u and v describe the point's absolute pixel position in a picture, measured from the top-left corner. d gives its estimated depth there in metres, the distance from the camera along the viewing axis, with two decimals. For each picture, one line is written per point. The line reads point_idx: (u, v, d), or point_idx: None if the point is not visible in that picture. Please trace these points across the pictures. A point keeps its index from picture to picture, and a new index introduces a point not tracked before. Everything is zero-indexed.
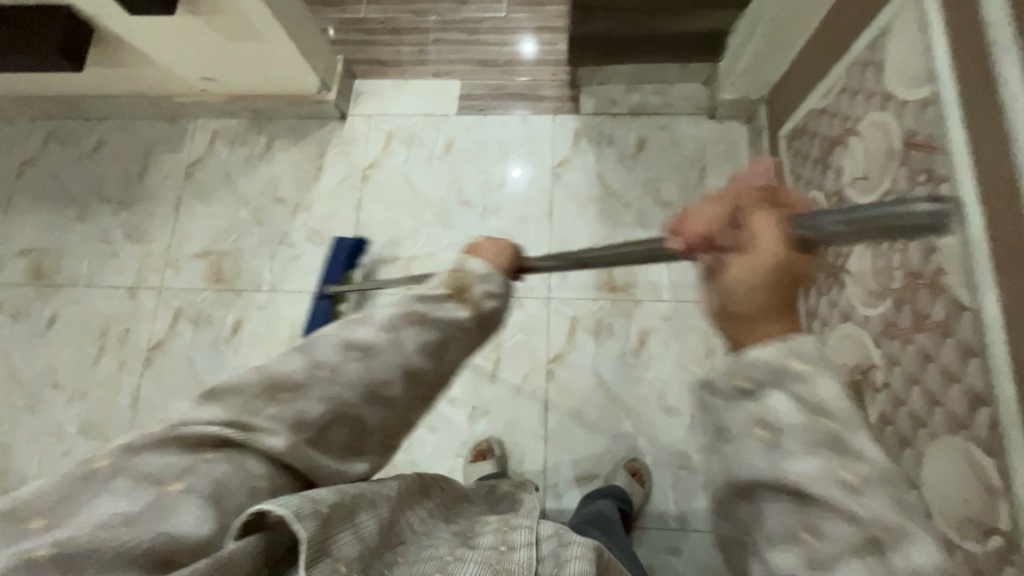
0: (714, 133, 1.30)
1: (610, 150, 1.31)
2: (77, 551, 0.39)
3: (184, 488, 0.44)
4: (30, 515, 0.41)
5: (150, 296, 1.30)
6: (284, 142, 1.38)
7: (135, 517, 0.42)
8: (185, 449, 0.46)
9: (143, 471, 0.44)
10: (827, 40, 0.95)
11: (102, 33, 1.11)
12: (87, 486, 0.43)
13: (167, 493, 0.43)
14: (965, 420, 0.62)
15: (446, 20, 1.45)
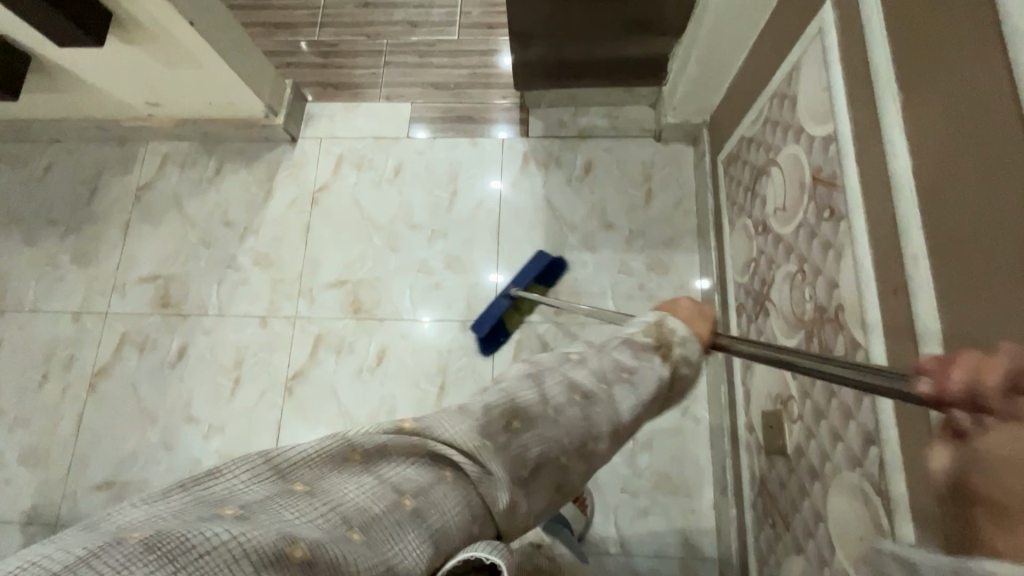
0: (661, 155, 1.31)
1: (558, 172, 1.32)
2: (331, 557, 0.35)
3: (418, 505, 0.41)
4: (263, 509, 0.37)
5: (95, 320, 1.29)
6: (234, 164, 1.38)
7: (367, 527, 0.39)
8: (424, 465, 0.44)
9: (375, 484, 0.42)
10: (754, 70, 0.97)
11: (41, 60, 1.11)
12: (320, 491, 0.40)
13: (404, 507, 0.41)
14: (861, 458, 0.62)
15: (398, 43, 1.46)
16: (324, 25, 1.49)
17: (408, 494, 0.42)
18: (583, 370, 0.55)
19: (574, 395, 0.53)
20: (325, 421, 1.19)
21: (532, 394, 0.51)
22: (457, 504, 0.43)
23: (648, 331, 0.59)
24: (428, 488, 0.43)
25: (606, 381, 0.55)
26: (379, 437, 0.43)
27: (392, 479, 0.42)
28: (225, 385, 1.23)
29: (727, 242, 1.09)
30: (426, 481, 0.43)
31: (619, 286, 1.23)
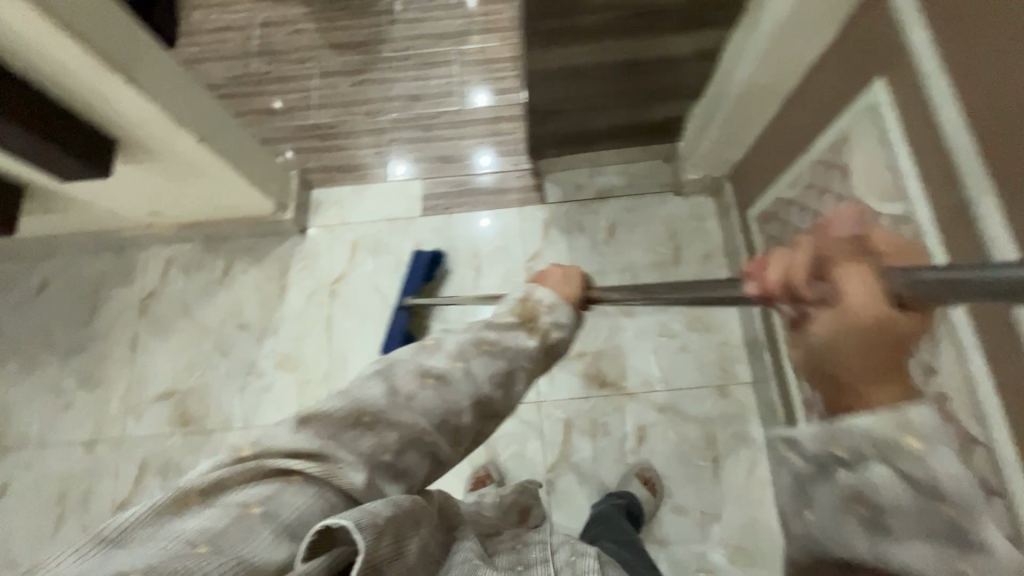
0: (683, 209, 1.29)
1: (581, 238, 1.29)
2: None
3: (262, 510, 0.42)
4: (201, 542, 0.39)
5: (111, 449, 1.20)
6: (243, 263, 1.32)
7: (218, 534, 0.40)
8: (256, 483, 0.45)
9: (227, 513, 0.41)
10: (784, 132, 0.95)
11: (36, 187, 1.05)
12: (238, 525, 0.41)
13: (247, 513, 0.42)
14: None
15: (399, 119, 1.43)
16: (321, 107, 1.45)
17: (261, 503, 0.43)
18: (436, 355, 0.57)
19: (428, 380, 0.55)
20: None
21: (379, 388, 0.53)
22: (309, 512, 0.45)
23: (516, 308, 0.63)
24: (277, 495, 0.44)
25: (462, 359, 0.58)
26: (238, 482, 0.44)
27: (237, 500, 0.43)
28: None
29: None
30: (274, 490, 0.45)
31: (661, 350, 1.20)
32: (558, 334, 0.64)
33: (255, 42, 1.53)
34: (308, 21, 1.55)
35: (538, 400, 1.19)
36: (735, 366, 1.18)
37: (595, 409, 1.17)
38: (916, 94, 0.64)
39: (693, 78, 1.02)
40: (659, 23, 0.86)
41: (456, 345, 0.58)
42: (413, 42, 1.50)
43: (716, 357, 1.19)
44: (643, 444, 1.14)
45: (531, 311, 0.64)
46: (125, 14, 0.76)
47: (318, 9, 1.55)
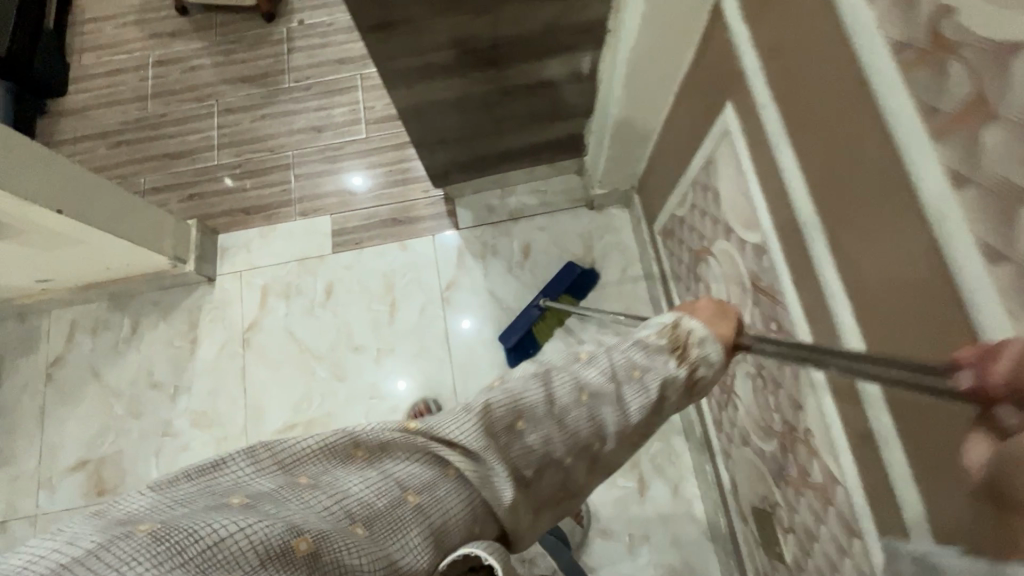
0: (597, 224, 1.27)
1: (497, 262, 1.26)
2: (322, 539, 0.36)
3: (419, 501, 0.42)
4: (230, 495, 0.37)
5: (24, 527, 1.15)
6: (151, 319, 1.27)
7: (261, 498, 0.37)
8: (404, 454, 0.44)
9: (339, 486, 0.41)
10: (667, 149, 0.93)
11: None
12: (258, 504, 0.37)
13: (245, 499, 0.37)
14: None
15: (304, 152, 1.38)
16: (223, 148, 1.40)
17: (418, 491, 0.43)
18: (594, 368, 0.52)
19: (513, 421, 0.48)
20: None
21: (540, 393, 0.50)
22: (459, 503, 0.44)
23: (667, 333, 0.55)
24: (434, 485, 0.44)
25: (616, 380, 0.52)
26: (387, 434, 0.44)
27: (395, 476, 0.43)
28: None
29: None
30: (432, 477, 0.44)
31: None
32: (705, 372, 0.54)
33: (151, 83, 1.47)
34: (204, 56, 1.48)
35: None
36: None
37: None
38: (757, 122, 0.61)
39: (575, 98, 0.98)
40: (517, 51, 0.83)
41: (611, 359, 0.53)
42: (315, 70, 1.45)
43: None
44: None
45: (682, 341, 0.54)
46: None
47: (214, 42, 1.49)
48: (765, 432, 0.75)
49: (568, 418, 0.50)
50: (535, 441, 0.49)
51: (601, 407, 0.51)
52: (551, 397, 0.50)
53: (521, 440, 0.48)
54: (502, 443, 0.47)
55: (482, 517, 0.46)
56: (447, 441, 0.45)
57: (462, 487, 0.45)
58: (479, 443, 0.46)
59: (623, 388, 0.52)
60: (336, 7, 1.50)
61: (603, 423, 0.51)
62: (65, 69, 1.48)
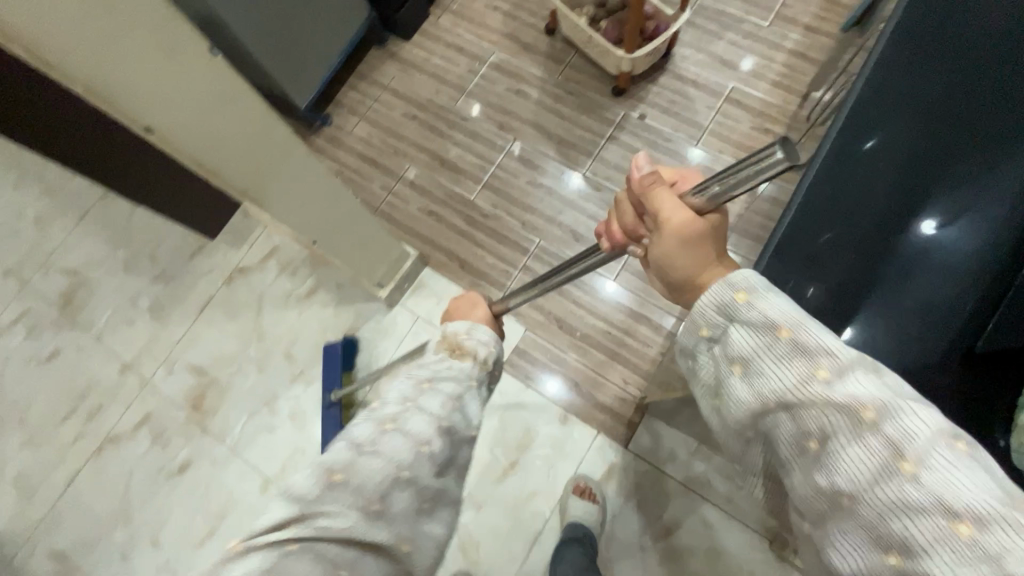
0: (765, 569, 1.01)
1: (634, 513, 1.07)
2: None
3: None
4: None
5: (136, 383, 1.27)
6: (325, 297, 1.27)
7: None
8: (304, 547, 0.46)
9: None
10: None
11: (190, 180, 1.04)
12: None
13: None
14: None
15: (548, 248, 1.26)
16: (487, 187, 1.32)
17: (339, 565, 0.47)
18: (420, 370, 0.63)
19: (387, 427, 0.55)
20: None
21: (389, 404, 0.57)
22: (379, 541, 0.49)
23: (445, 339, 0.67)
24: (345, 559, 0.47)
25: (430, 379, 0.60)
26: (261, 546, 0.46)
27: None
28: (200, 529, 1.15)
29: None
30: (336, 554, 0.47)
31: None
32: (489, 352, 0.66)
33: (475, 80, 1.41)
34: (536, 87, 1.38)
35: None
36: None
37: None
38: None
39: None
40: None
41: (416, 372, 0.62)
42: (618, 174, 1.29)
43: None
44: None
45: (456, 343, 0.66)
46: (289, 130, 0.65)
47: (553, 80, 1.38)
48: None
49: (420, 400, 0.58)
50: (417, 428, 0.55)
51: (439, 387, 0.59)
52: (404, 399, 0.58)
53: (384, 458, 0.52)
54: (385, 442, 0.53)
55: (410, 538, 0.52)
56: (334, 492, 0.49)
57: (387, 496, 0.51)
58: (354, 452, 0.52)
59: (431, 386, 0.60)
60: (684, 125, 1.30)
61: (448, 409, 0.58)
62: (421, 18, 1.46)
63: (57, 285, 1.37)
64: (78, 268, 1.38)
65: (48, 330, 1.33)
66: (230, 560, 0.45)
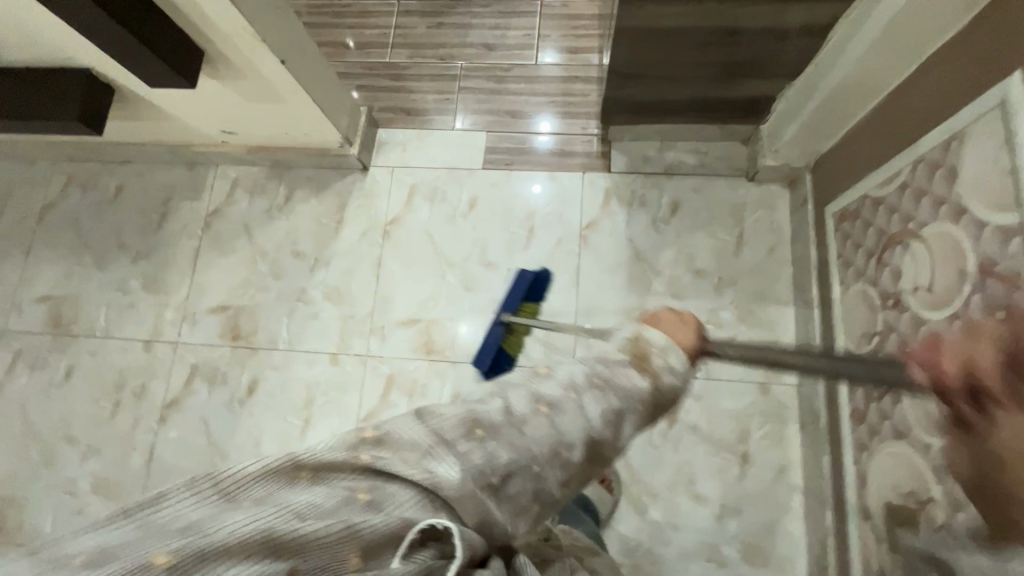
0: (754, 198, 1.23)
1: (641, 213, 1.25)
2: None
3: (372, 498, 0.45)
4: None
5: (166, 349, 1.28)
6: (304, 193, 1.34)
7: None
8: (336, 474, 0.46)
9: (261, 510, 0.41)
10: (888, 124, 0.89)
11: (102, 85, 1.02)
12: None
13: None
14: None
15: (472, 66, 1.40)
16: (396, 46, 1.43)
17: (368, 490, 0.46)
18: (550, 382, 0.57)
19: (570, 389, 0.56)
20: None
21: (496, 405, 0.54)
22: (413, 500, 0.47)
23: (629, 345, 0.61)
24: (377, 489, 0.46)
25: (575, 390, 0.56)
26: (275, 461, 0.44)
27: (338, 490, 0.45)
28: (295, 424, 1.20)
29: (835, 305, 1.01)
30: (371, 483, 0.46)
31: None
32: (671, 380, 0.60)
33: None
34: None
35: None
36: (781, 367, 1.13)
37: None
38: None
39: (793, 53, 0.94)
40: None
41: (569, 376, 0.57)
42: None
43: None
44: (673, 428, 1.12)
45: (644, 351, 0.61)
46: None
47: None
48: (938, 425, 0.73)
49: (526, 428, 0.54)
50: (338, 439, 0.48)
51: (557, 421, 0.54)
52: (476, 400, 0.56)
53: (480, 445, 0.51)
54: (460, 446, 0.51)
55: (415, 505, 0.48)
56: (400, 451, 0.49)
57: (422, 494, 0.48)
58: (432, 438, 0.50)
59: (580, 400, 0.56)
60: None
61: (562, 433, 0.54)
62: None
63: (38, 313, 1.34)
64: (51, 289, 1.35)
65: (51, 354, 1.30)
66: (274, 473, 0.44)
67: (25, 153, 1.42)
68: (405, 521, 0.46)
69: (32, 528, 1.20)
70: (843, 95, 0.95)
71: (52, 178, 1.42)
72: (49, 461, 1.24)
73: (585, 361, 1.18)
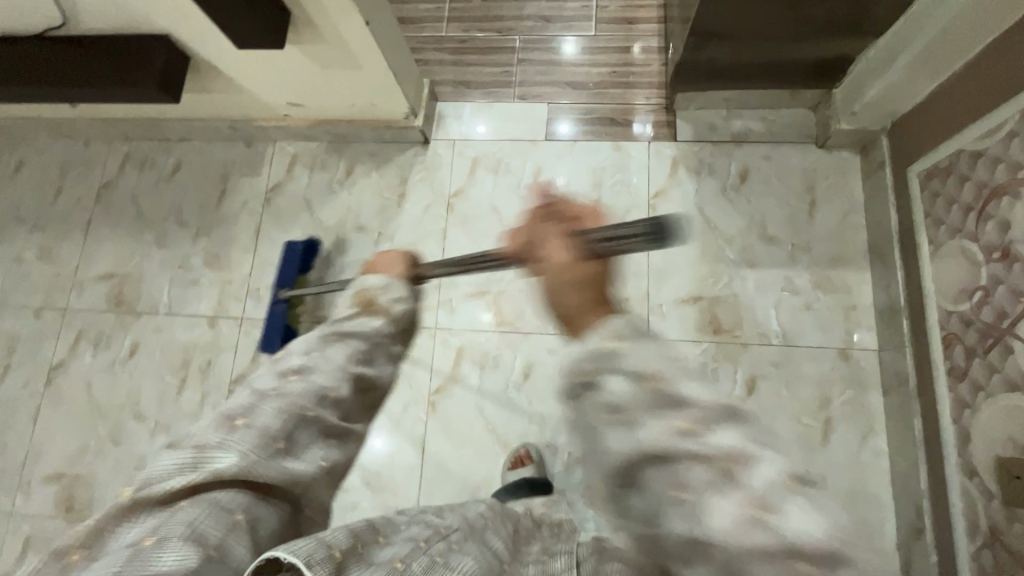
0: (825, 164, 1.21)
1: (710, 181, 1.23)
2: None
3: (157, 539, 0.47)
4: None
5: (231, 326, 1.27)
6: (365, 167, 1.33)
7: None
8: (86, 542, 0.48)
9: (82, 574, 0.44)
10: (985, 74, 0.87)
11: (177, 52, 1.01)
12: None
13: None
14: None
15: (530, 38, 1.39)
16: (453, 20, 1.42)
17: (153, 535, 0.47)
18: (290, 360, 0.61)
19: (289, 376, 0.59)
20: (470, 441, 1.15)
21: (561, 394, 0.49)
22: (204, 515, 0.49)
23: (355, 298, 0.69)
24: (139, 550, 0.46)
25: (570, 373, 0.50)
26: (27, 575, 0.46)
27: (58, 560, 0.47)
28: None
29: (924, 265, 1.00)
30: (160, 519, 0.49)
31: (782, 304, 1.15)
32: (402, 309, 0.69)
33: None
34: None
35: (647, 335, 1.16)
36: (860, 331, 1.12)
37: (706, 353, 1.14)
38: None
39: (884, 9, 0.93)
40: None
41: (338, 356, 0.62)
42: None
43: (841, 319, 1.13)
44: (752, 395, 1.11)
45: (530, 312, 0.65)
46: None
47: None
48: None
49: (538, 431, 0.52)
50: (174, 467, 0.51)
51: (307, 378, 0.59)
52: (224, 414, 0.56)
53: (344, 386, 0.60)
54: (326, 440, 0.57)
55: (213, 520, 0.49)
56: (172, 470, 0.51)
57: (211, 491, 0.51)
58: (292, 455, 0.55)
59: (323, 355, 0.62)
60: None
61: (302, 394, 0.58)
62: None
63: (100, 292, 1.33)
64: (113, 267, 1.34)
65: (114, 332, 1.30)
66: (63, 554, 0.47)
67: (81, 133, 1.41)
68: (198, 546, 0.47)
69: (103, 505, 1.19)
70: (934, 48, 0.92)
71: (109, 157, 1.42)
72: (117, 438, 1.23)
73: (659, 329, 1.16)
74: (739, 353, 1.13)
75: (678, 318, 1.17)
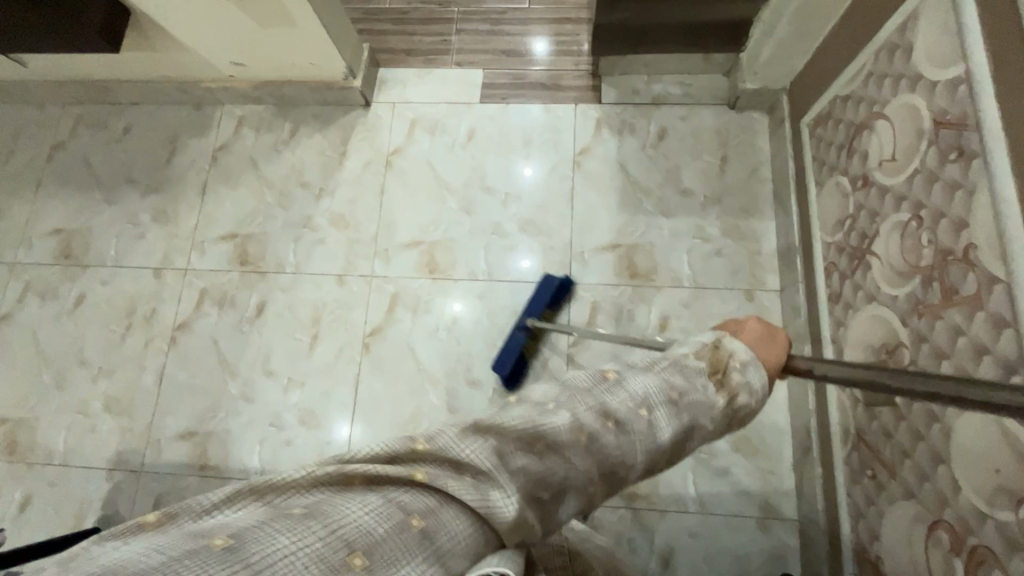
0: (736, 124, 1.31)
1: (631, 140, 1.32)
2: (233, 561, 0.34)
3: (386, 495, 0.41)
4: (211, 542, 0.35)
5: (176, 277, 1.32)
6: (309, 128, 1.40)
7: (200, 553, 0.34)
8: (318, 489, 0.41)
9: (357, 523, 0.38)
10: (851, 24, 0.96)
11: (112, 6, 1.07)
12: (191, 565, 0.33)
13: (209, 545, 0.35)
14: (971, 371, 0.67)
15: (468, 11, 1.47)
16: None
17: (310, 507, 0.39)
18: None
19: None
20: (401, 380, 1.21)
21: (564, 417, 0.48)
22: (427, 506, 0.42)
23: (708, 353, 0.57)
24: (320, 507, 0.39)
25: (650, 400, 0.51)
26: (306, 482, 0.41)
27: (312, 503, 0.40)
28: (303, 340, 1.25)
29: (811, 206, 1.09)
30: (432, 501, 0.42)
31: (694, 250, 1.23)
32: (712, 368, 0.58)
33: None
34: None
35: (569, 280, 1.24)
36: (764, 274, 1.20)
37: (623, 296, 1.22)
38: None
39: None
40: None
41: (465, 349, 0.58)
42: None
43: (748, 263, 1.21)
44: (664, 333, 1.19)
45: (714, 365, 0.56)
46: None
47: None
48: (904, 276, 0.80)
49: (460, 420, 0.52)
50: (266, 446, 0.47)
51: None
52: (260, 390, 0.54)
53: None
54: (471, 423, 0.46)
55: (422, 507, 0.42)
56: (451, 469, 0.44)
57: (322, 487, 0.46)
58: (456, 428, 0.45)
59: None
60: None
61: None
62: None
63: (48, 246, 1.37)
64: (62, 223, 1.39)
65: (61, 284, 1.34)
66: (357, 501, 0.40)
67: (34, 96, 1.46)
68: (442, 553, 0.41)
69: (45, 447, 1.23)
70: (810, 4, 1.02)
71: (61, 120, 1.47)
72: (61, 383, 1.27)
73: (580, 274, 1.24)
74: (654, 295, 1.21)
75: (598, 263, 1.24)
